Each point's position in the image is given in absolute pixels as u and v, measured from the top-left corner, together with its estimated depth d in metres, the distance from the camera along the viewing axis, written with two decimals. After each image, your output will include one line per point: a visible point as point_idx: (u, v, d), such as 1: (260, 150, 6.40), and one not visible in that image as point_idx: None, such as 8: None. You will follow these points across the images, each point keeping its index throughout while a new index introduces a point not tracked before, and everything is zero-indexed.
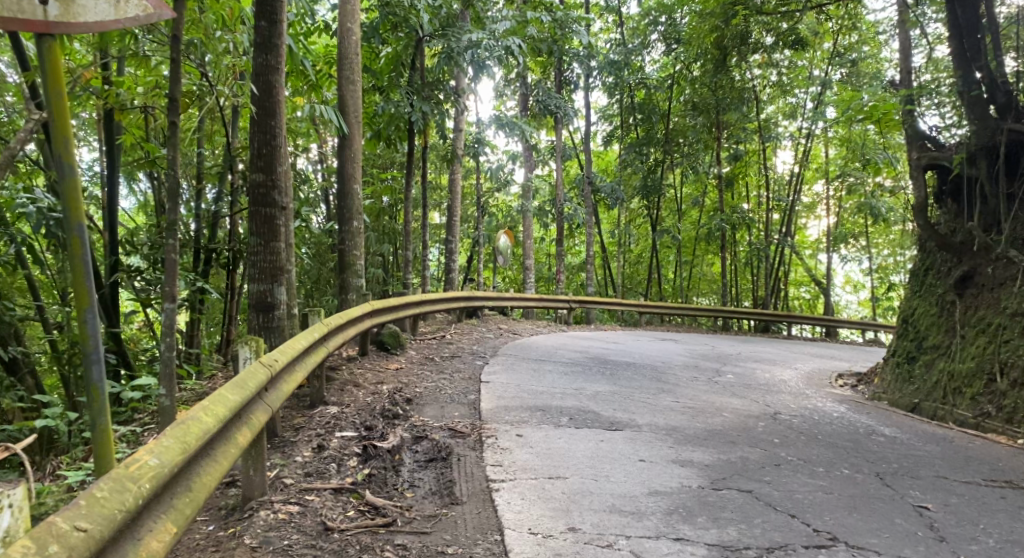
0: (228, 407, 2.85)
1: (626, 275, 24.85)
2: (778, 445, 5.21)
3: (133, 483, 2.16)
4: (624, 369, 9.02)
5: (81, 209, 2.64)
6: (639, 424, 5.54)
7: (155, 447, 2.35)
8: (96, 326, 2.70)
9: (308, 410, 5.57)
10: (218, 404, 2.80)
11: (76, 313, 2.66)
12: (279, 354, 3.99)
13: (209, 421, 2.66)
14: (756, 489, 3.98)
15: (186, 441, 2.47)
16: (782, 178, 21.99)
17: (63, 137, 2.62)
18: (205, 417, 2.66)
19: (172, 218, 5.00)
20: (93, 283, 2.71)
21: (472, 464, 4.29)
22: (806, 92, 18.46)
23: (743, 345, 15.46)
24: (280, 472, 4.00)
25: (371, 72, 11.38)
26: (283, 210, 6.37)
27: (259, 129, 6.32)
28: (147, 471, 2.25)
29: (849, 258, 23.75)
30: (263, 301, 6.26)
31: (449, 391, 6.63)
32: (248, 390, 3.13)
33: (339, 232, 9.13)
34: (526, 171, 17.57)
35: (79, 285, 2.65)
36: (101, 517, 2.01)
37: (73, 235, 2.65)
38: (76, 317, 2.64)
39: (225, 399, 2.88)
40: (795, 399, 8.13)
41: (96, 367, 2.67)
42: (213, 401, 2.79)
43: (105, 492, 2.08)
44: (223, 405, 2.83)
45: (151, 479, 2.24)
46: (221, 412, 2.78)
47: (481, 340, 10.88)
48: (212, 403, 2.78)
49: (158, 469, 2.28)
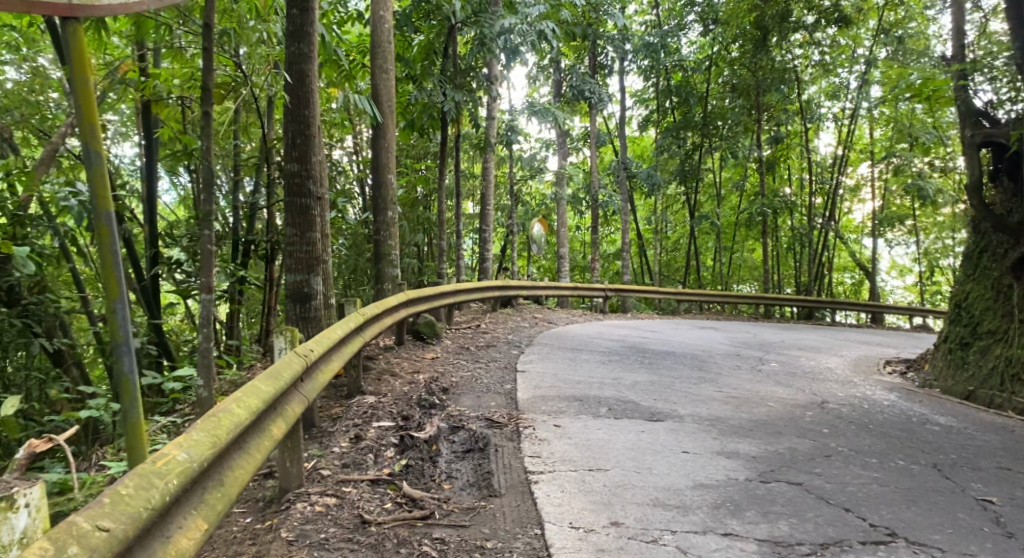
0: (261, 399, 2.79)
1: (664, 263, 24.51)
2: (827, 435, 5.03)
3: (160, 479, 2.10)
4: (663, 358, 8.85)
5: (108, 198, 2.60)
6: (681, 414, 5.39)
7: (185, 441, 2.30)
8: (126, 317, 2.66)
9: (345, 400, 5.54)
10: (252, 396, 2.74)
11: (105, 304, 2.63)
12: (315, 344, 3.93)
13: (242, 414, 2.60)
14: (806, 481, 3.82)
15: (216, 435, 2.41)
16: (825, 160, 21.45)
17: (89, 124, 2.58)
18: (238, 410, 2.61)
19: (207, 208, 4.98)
20: (123, 273, 2.67)
21: (510, 455, 4.20)
22: (849, 71, 17.91)
23: (786, 332, 15.12)
24: (316, 463, 3.96)
25: (404, 60, 11.32)
26: (318, 200, 6.32)
27: (292, 118, 6.27)
28: (176, 466, 2.19)
29: (895, 242, 23.09)
30: (299, 292, 6.24)
31: (485, 380, 6.55)
32: (282, 381, 3.06)
33: (374, 223, 9.09)
34: (561, 158, 17.37)
35: (108, 275, 2.62)
36: (124, 515, 1.95)
37: (101, 224, 2.61)
38: (106, 308, 2.60)
39: (259, 391, 2.82)
40: (842, 387, 7.89)
41: (127, 358, 2.63)
42: (246, 393, 2.73)
43: (130, 489, 2.02)
44: (257, 397, 2.77)
45: (179, 475, 2.18)
46: (254, 405, 2.72)
47: (517, 329, 10.78)
48: (245, 395, 2.72)
49: (187, 465, 2.23)
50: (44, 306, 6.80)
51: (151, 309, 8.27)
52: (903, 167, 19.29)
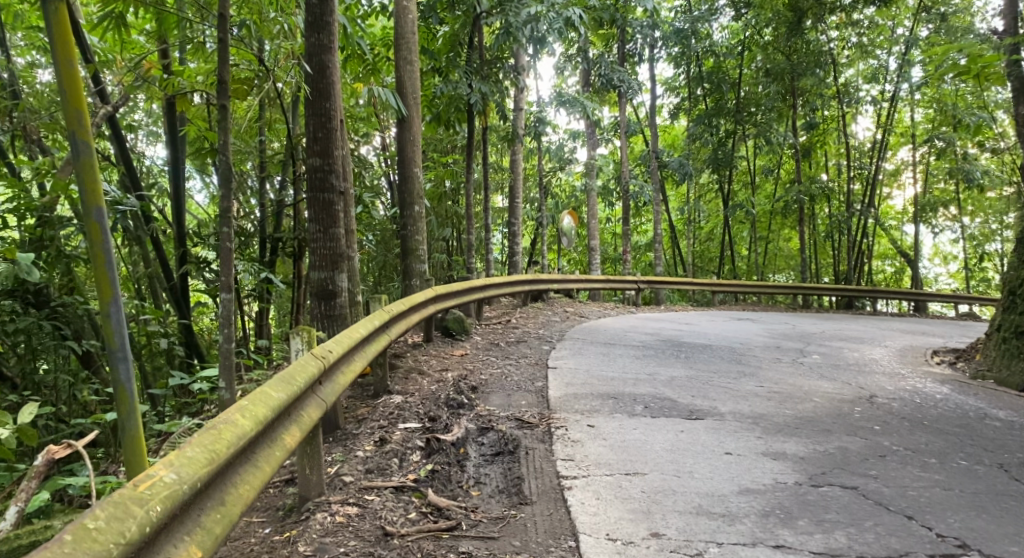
0: (271, 407, 2.62)
1: (698, 254, 24.05)
2: (879, 433, 4.72)
3: (138, 508, 1.95)
4: (700, 351, 8.56)
5: (95, 191, 2.78)
6: (722, 411, 5.12)
7: (176, 459, 2.15)
8: (120, 318, 2.83)
9: (372, 400, 5.37)
10: (260, 404, 2.58)
11: (100, 306, 2.81)
12: (336, 345, 3.76)
13: (247, 424, 2.44)
14: (862, 485, 3.53)
15: (213, 451, 2.25)
16: (864, 145, 20.82)
17: (74, 111, 2.78)
18: (242, 420, 2.44)
19: (226, 205, 4.82)
20: (114, 270, 2.85)
21: (541, 458, 3.98)
22: (889, 51, 17.32)
23: (826, 323, 14.66)
24: (339, 468, 3.78)
25: (429, 51, 11.12)
26: (341, 194, 6.16)
27: (313, 111, 6.10)
28: (160, 491, 2.04)
29: (940, 228, 22.35)
30: (323, 289, 6.08)
31: (515, 378, 6.34)
32: (296, 385, 2.89)
33: (401, 218, 8.92)
34: (590, 149, 17.07)
35: (100, 272, 2.81)
36: (88, 553, 1.80)
37: (91, 220, 2.79)
38: (100, 310, 2.79)
39: (270, 397, 2.65)
40: (890, 380, 7.52)
41: (122, 366, 2.79)
42: (254, 400, 2.56)
43: (100, 522, 1.87)
44: (266, 404, 2.60)
45: (164, 500, 2.03)
46: (263, 414, 2.55)
47: (548, 324, 10.56)
48: (253, 403, 2.55)
49: (174, 489, 2.07)
50: (72, 307, 6.61)
51: (181, 308, 8.22)
52: (946, 149, 18.64)
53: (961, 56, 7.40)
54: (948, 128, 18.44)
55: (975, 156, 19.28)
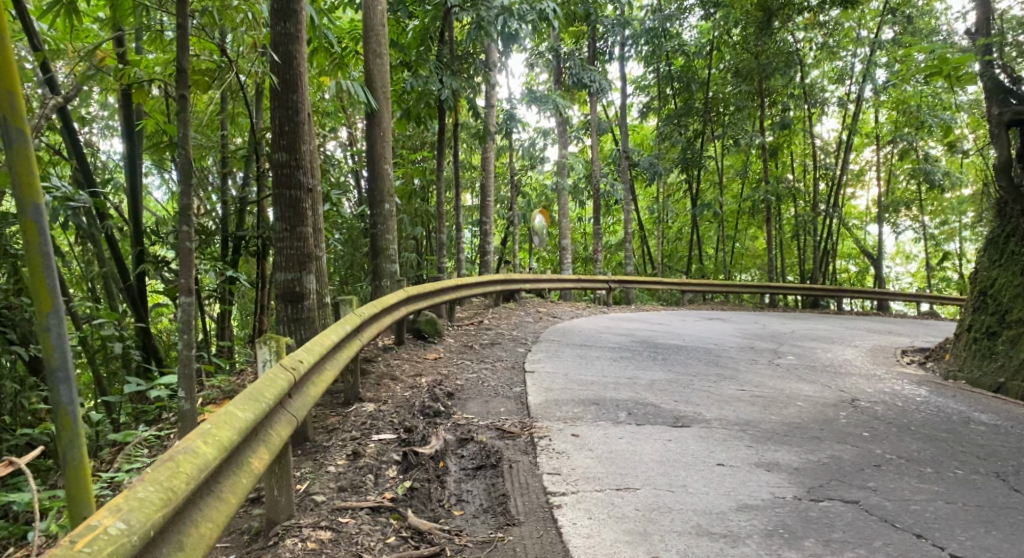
0: (236, 430, 2.36)
1: (666, 254, 24.05)
2: (868, 440, 4.60)
3: None
4: (676, 353, 8.42)
5: (32, 185, 2.51)
6: (708, 417, 4.95)
7: (125, 504, 1.87)
8: (61, 334, 2.56)
9: (343, 408, 5.10)
10: (226, 426, 2.32)
11: (38, 319, 2.53)
12: (307, 354, 3.49)
13: (211, 452, 2.18)
14: (862, 499, 3.38)
15: (170, 490, 1.99)
16: (829, 145, 21.01)
17: (8, 94, 2.49)
18: (205, 448, 2.18)
19: (186, 202, 4.50)
20: (55, 280, 2.57)
21: (527, 472, 3.77)
22: (854, 54, 17.52)
23: (795, 322, 14.70)
24: (310, 486, 3.52)
25: (397, 45, 10.81)
26: (309, 191, 5.86)
27: (279, 103, 5.79)
28: (105, 546, 1.76)
29: (903, 228, 22.67)
30: (290, 292, 5.76)
31: (493, 383, 6.11)
32: (264, 402, 2.62)
33: (370, 216, 8.62)
34: (561, 148, 16.90)
35: (39, 282, 2.53)
36: None
37: (27, 218, 2.52)
38: (38, 324, 2.51)
39: (235, 417, 2.39)
40: (868, 382, 7.46)
41: (64, 388, 2.54)
42: (219, 423, 2.30)
43: None
44: (231, 428, 2.33)
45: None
46: (227, 438, 2.29)
47: (521, 325, 10.34)
48: (218, 427, 2.29)
49: (123, 540, 1.79)
50: (20, 310, 6.24)
51: (139, 310, 7.87)
52: (909, 149, 18.89)
53: (934, 55, 7.32)
54: (911, 129, 18.69)
55: (936, 158, 19.59)
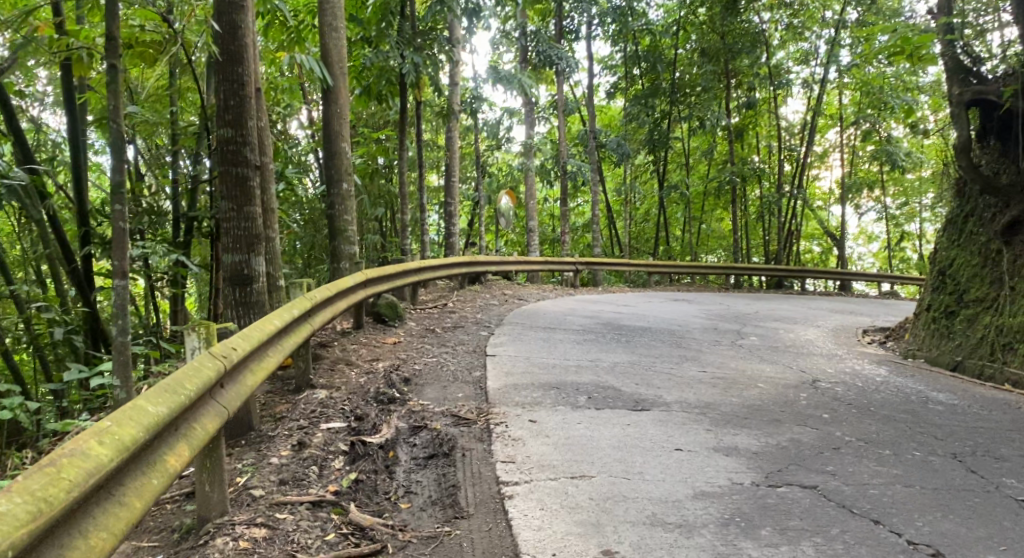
0: (142, 427, 2.22)
1: (633, 235, 24.04)
2: (828, 422, 4.54)
3: None
4: (640, 335, 8.34)
5: None
6: (668, 401, 4.86)
7: None
8: None
9: (293, 395, 4.91)
10: (130, 423, 2.18)
11: None
12: (243, 340, 3.33)
13: (106, 454, 2.04)
14: (820, 483, 3.30)
15: (45, 500, 1.82)
16: (794, 126, 21.10)
17: None
18: (99, 449, 2.04)
19: (119, 179, 4.25)
20: None
21: (479, 461, 3.63)
22: (819, 34, 17.57)
23: (759, 303, 14.75)
24: (248, 480, 3.36)
25: (356, 20, 10.47)
26: (257, 168, 5.62)
27: (223, 76, 5.52)
28: None
29: (866, 210, 22.91)
30: (238, 274, 5.52)
31: (451, 367, 5.97)
32: (183, 396, 2.48)
33: (328, 196, 8.37)
34: (528, 128, 16.67)
35: None
36: None
37: None
38: None
39: (142, 414, 2.25)
40: (829, 362, 7.45)
41: None
42: (121, 420, 2.17)
43: None
44: (134, 426, 2.20)
45: None
46: (129, 437, 2.15)
47: (485, 308, 10.20)
48: (119, 425, 2.15)
49: None
50: None
51: (87, 293, 7.40)
52: (872, 130, 19.05)
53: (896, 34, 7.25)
54: (874, 110, 18.86)
55: (898, 139, 19.79)
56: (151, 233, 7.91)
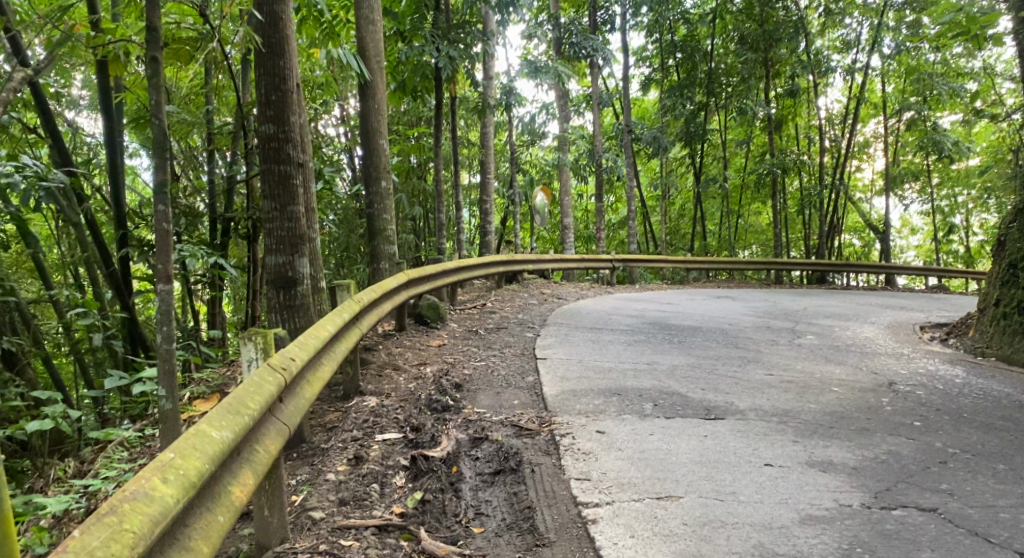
0: (207, 457, 2.01)
1: (669, 230, 23.53)
2: (922, 431, 4.18)
3: None
4: (692, 335, 7.97)
5: None
6: (742, 409, 4.52)
7: None
8: None
9: (342, 403, 4.66)
10: (194, 455, 1.97)
11: None
12: (299, 349, 3.08)
13: (171, 494, 1.84)
14: (940, 506, 3.01)
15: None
16: (835, 116, 20.44)
17: None
18: (162, 489, 1.84)
19: (162, 177, 4.00)
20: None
21: (553, 476, 3.35)
22: (860, 20, 16.97)
23: (806, 299, 14.21)
24: (307, 501, 3.12)
25: (391, 13, 10.19)
26: (299, 166, 5.38)
27: (265, 71, 5.28)
28: None
29: (910, 201, 22.22)
30: (282, 277, 5.30)
31: (503, 371, 5.68)
32: (247, 418, 2.25)
33: (366, 195, 8.14)
34: (563, 121, 16.28)
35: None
36: None
37: None
38: None
39: (206, 442, 2.04)
40: (898, 362, 7.03)
41: None
42: (185, 452, 1.96)
43: None
44: (198, 458, 1.98)
45: None
46: (196, 471, 1.95)
47: (526, 307, 9.90)
48: (183, 458, 1.95)
49: None
50: None
51: (125, 298, 7.21)
52: (918, 119, 18.39)
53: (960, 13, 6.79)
54: (919, 98, 18.25)
55: (946, 127, 19.06)
56: (188, 235, 7.72)
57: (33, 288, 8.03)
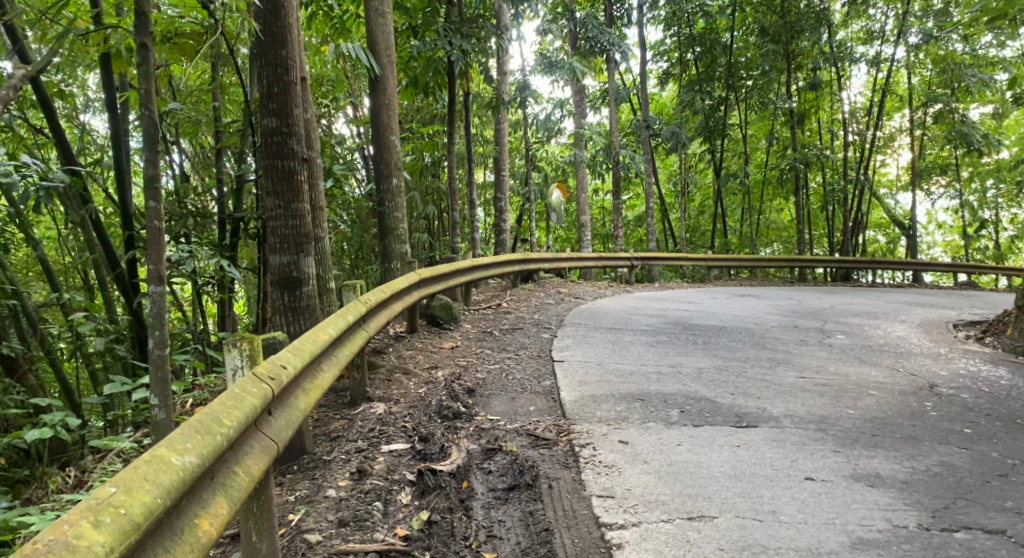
0: (158, 492, 1.80)
1: (689, 227, 23.08)
2: (975, 439, 3.86)
3: None
4: (717, 335, 7.64)
5: None
6: (776, 415, 4.20)
7: None
8: None
9: (348, 410, 4.40)
10: (141, 489, 1.76)
11: None
12: (294, 355, 2.83)
13: (103, 539, 1.63)
14: (1008, 527, 2.73)
15: None
16: (859, 109, 19.90)
17: None
18: (93, 535, 1.64)
19: (152, 172, 3.77)
20: None
21: (573, 492, 3.07)
22: (886, 9, 16.45)
23: (832, 297, 13.77)
24: (303, 523, 2.87)
25: (402, 6, 9.91)
26: (304, 161, 5.13)
27: (265, 61, 5.01)
28: None
29: (937, 195, 21.61)
30: (286, 277, 5.03)
31: (519, 375, 5.40)
32: (217, 439, 2.03)
33: (377, 193, 7.89)
34: (579, 117, 15.93)
35: None
36: None
37: None
38: None
39: (157, 473, 1.82)
40: (937, 362, 6.66)
41: None
42: (130, 487, 1.76)
43: None
44: (144, 494, 1.77)
45: None
46: (141, 509, 1.74)
47: (543, 307, 9.60)
48: (127, 494, 1.74)
49: None
50: None
51: (130, 299, 6.99)
52: (945, 111, 17.83)
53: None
54: (946, 90, 17.70)
55: (975, 120, 18.48)
56: (197, 235, 7.50)
57: (39, 291, 7.83)
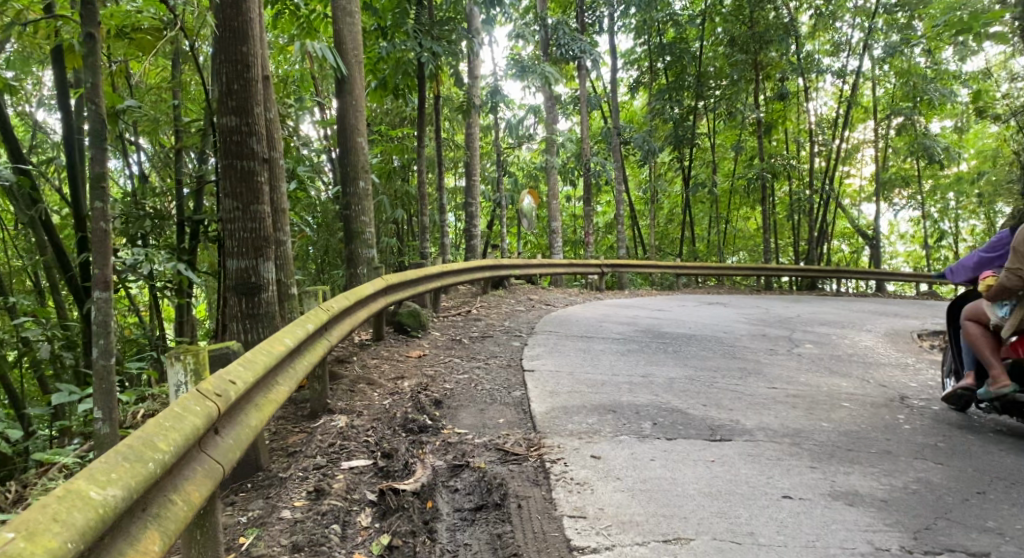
0: (72, 533, 1.62)
1: (658, 235, 23.18)
2: (950, 454, 3.80)
3: None
4: (687, 344, 7.56)
5: None
6: (750, 428, 4.10)
7: None
8: None
9: (307, 423, 4.21)
10: (50, 531, 1.58)
11: None
12: (244, 369, 2.66)
13: None
14: (991, 549, 2.65)
15: None
16: (825, 120, 20.14)
17: None
18: None
19: (99, 171, 3.56)
20: None
21: (542, 512, 2.94)
22: (850, 23, 16.69)
23: (799, 306, 13.84)
24: (255, 550, 2.70)
25: (372, 7, 9.69)
26: (264, 162, 4.92)
27: (224, 57, 4.80)
28: None
29: (899, 206, 21.94)
30: (244, 282, 4.82)
31: (487, 385, 5.24)
32: (143, 471, 1.86)
33: (344, 197, 7.68)
34: (550, 123, 15.84)
35: None
36: None
37: None
38: None
39: (71, 511, 1.65)
40: (905, 373, 6.65)
41: None
42: (36, 529, 1.57)
43: None
44: (53, 536, 1.58)
45: None
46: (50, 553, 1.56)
47: (512, 314, 9.46)
48: (32, 537, 1.56)
49: None
50: None
51: (82, 303, 6.67)
52: (908, 124, 18.14)
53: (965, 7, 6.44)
54: (910, 103, 17.97)
55: (937, 133, 18.82)
56: (155, 237, 7.21)
57: None
